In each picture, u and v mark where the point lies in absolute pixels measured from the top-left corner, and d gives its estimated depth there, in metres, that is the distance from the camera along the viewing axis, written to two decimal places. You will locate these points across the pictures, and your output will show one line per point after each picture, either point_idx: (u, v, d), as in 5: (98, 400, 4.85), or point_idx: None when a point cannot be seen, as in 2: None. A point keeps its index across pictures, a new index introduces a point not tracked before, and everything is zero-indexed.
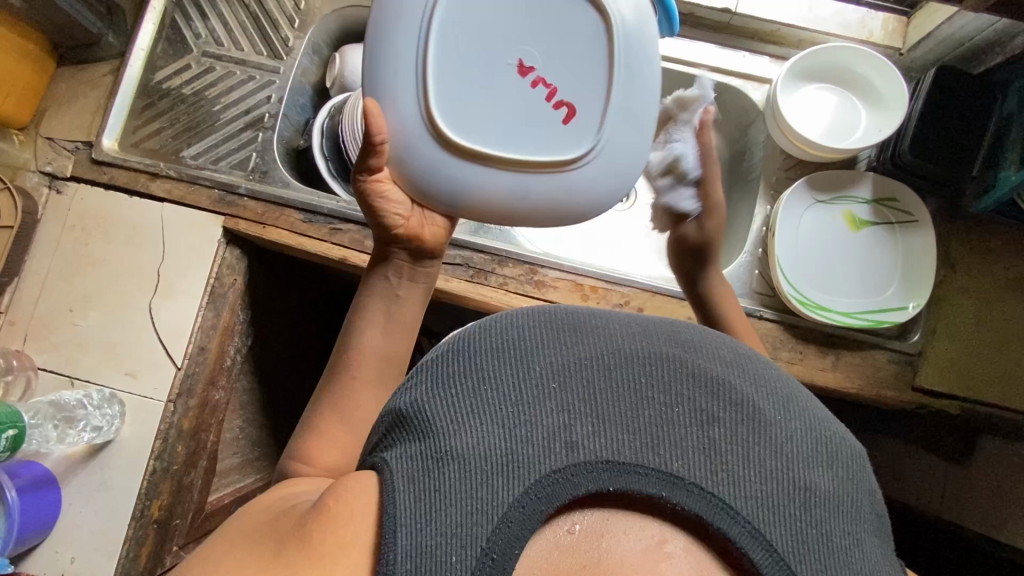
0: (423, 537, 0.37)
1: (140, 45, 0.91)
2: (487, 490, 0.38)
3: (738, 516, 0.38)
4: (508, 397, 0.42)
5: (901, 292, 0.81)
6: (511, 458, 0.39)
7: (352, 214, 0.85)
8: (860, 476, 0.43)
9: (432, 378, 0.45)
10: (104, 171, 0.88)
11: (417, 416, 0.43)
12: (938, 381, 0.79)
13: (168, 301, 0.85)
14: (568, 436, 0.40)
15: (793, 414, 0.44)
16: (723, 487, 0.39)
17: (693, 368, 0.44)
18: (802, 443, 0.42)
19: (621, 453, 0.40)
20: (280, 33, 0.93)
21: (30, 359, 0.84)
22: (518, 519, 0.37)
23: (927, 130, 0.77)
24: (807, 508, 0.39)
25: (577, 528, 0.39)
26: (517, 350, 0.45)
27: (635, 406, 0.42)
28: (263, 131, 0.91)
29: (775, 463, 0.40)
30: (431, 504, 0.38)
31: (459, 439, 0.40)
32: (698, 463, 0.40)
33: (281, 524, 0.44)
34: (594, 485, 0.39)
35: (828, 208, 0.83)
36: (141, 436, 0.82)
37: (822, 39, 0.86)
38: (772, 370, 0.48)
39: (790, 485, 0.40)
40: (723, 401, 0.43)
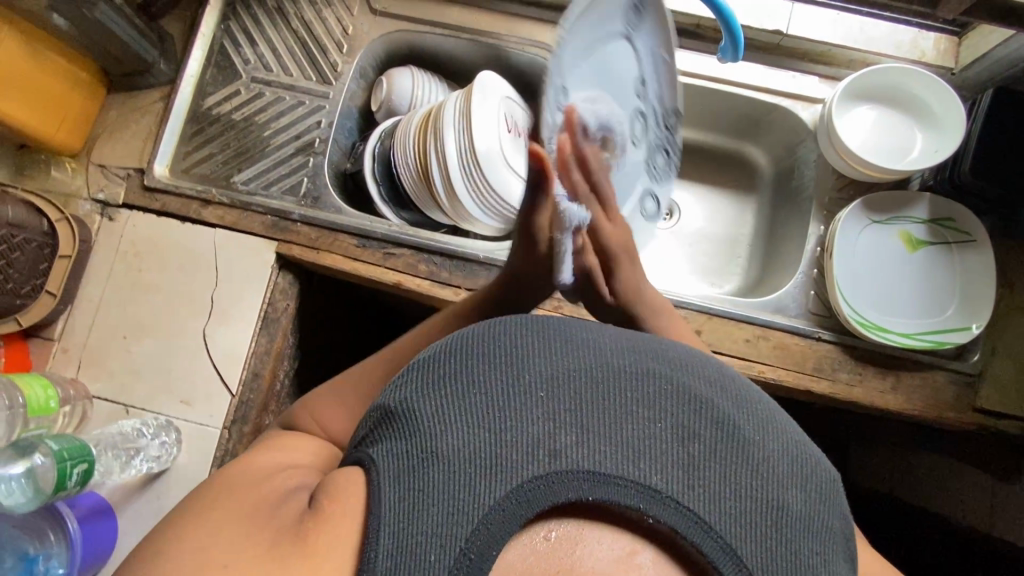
0: (405, 536, 0.37)
1: (190, 71, 0.92)
2: (468, 492, 0.38)
3: (710, 531, 0.39)
4: (494, 402, 0.41)
5: (961, 312, 0.80)
6: (494, 463, 0.39)
7: (407, 238, 0.85)
8: (833, 498, 0.44)
9: (420, 377, 0.44)
10: (156, 198, 0.88)
11: (406, 414, 0.42)
12: (1000, 402, 0.79)
13: (223, 327, 0.85)
14: (552, 443, 0.40)
15: (773, 435, 0.44)
16: (698, 501, 0.39)
17: (682, 384, 0.44)
18: (779, 464, 0.42)
19: (602, 463, 0.39)
20: (329, 57, 0.94)
21: (85, 388, 0.83)
22: (497, 522, 0.37)
23: (985, 151, 0.77)
24: (778, 528, 0.40)
25: (552, 536, 0.39)
26: (506, 356, 0.44)
27: (620, 417, 0.42)
28: (314, 156, 0.91)
29: (751, 482, 0.41)
30: (415, 504, 0.38)
31: (446, 441, 0.39)
32: (676, 477, 0.40)
33: (278, 514, 0.41)
34: (573, 494, 0.38)
35: (883, 228, 0.83)
36: (197, 464, 0.81)
37: (874, 60, 0.86)
38: (757, 392, 0.48)
39: (762, 504, 0.40)
40: (706, 419, 0.43)
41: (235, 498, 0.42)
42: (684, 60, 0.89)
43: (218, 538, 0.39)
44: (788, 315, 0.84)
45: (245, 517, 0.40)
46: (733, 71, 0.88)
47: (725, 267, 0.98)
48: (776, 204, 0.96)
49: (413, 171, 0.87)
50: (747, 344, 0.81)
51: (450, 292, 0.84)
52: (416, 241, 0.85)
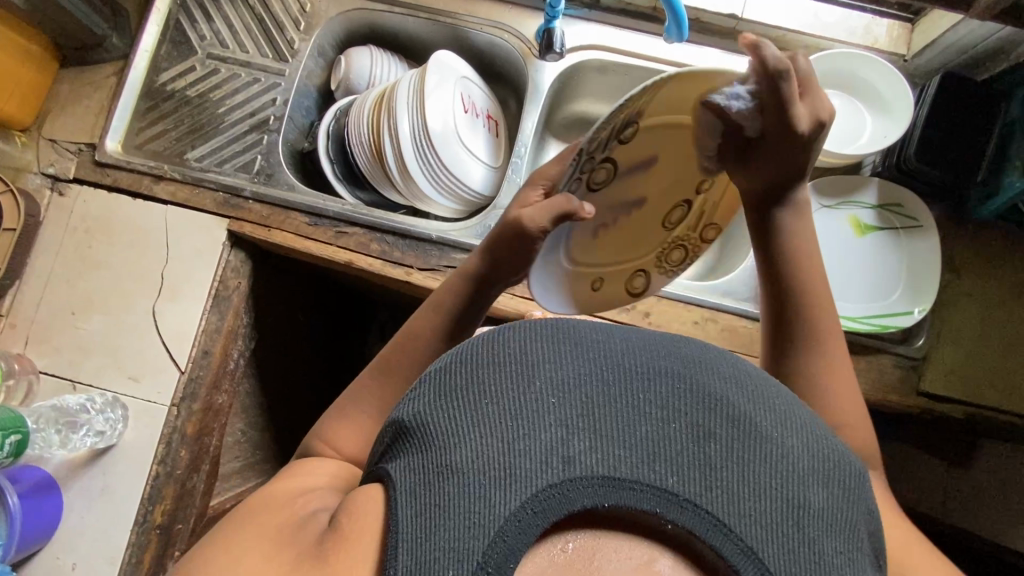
0: (423, 552, 0.36)
1: (145, 46, 0.91)
2: (482, 503, 0.37)
3: (732, 534, 0.37)
4: (505, 410, 0.41)
5: (907, 297, 0.81)
6: (508, 473, 0.38)
7: (358, 217, 0.85)
8: (857, 493, 0.42)
9: (432, 390, 0.44)
10: (107, 173, 0.87)
11: (420, 428, 0.42)
12: (943, 386, 0.79)
13: (173, 304, 0.84)
14: (565, 450, 0.39)
15: (791, 430, 0.42)
16: (718, 504, 0.38)
17: (693, 383, 0.43)
18: (799, 459, 0.41)
19: (616, 468, 0.38)
20: (285, 35, 0.93)
21: (31, 363, 0.83)
22: (513, 532, 0.36)
23: (932, 136, 0.78)
24: (801, 527, 0.38)
25: (571, 546, 0.37)
26: (517, 361, 0.43)
27: (633, 421, 0.41)
28: (268, 133, 0.90)
29: (771, 481, 0.39)
30: (431, 518, 0.37)
31: (459, 453, 0.39)
32: (694, 478, 0.39)
33: (299, 537, 0.44)
34: (590, 501, 0.37)
35: (833, 213, 0.84)
36: (144, 440, 0.81)
37: (827, 46, 0.87)
38: (775, 386, 0.46)
39: (784, 503, 0.39)
40: (720, 417, 0.41)
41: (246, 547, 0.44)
42: (639, 43, 0.89)
43: (244, 562, 0.43)
44: (737, 298, 0.84)
45: (269, 541, 0.44)
46: (689, 54, 0.88)
47: None
48: None
49: (367, 150, 0.87)
50: (695, 325, 0.82)
51: (402, 271, 0.84)
52: (368, 221, 0.85)
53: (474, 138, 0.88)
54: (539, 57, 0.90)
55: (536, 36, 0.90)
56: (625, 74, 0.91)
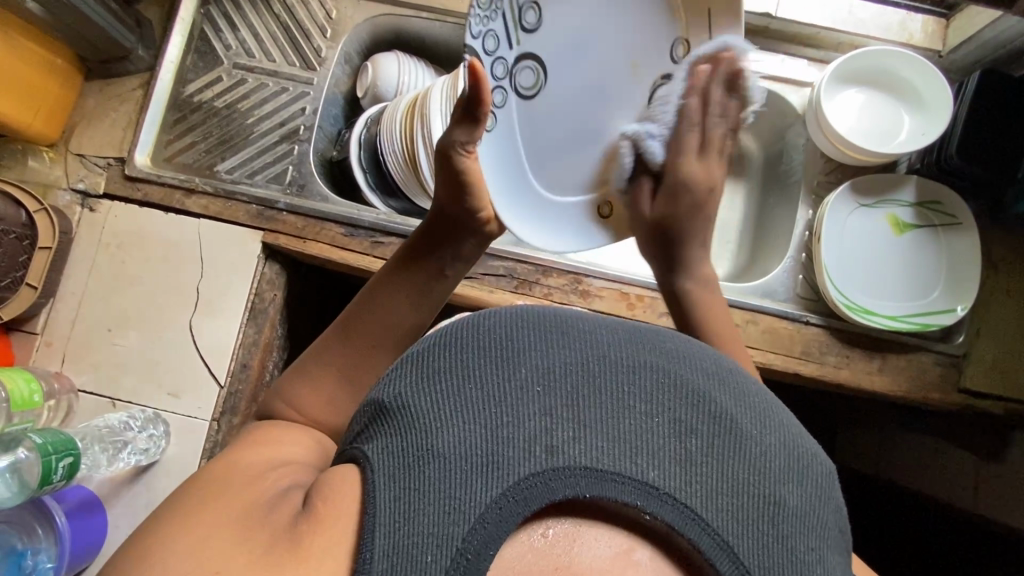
0: (400, 537, 0.36)
1: (170, 57, 0.89)
2: (463, 490, 0.37)
3: (709, 528, 0.38)
4: (490, 397, 0.41)
5: (947, 295, 0.81)
6: (490, 461, 0.38)
7: (394, 226, 0.84)
8: (831, 493, 0.43)
9: (415, 373, 0.43)
10: (137, 187, 0.87)
11: (400, 410, 0.41)
12: (983, 382, 0.80)
13: (210, 318, 0.84)
14: (549, 439, 0.39)
15: (771, 428, 0.43)
16: (696, 498, 0.39)
17: (679, 378, 0.43)
18: (778, 458, 0.42)
19: (599, 459, 0.39)
20: (312, 42, 0.92)
21: (70, 381, 0.82)
22: (493, 519, 0.36)
23: (973, 134, 0.77)
24: (776, 524, 0.39)
25: (550, 533, 0.38)
26: (505, 350, 0.43)
27: (617, 413, 0.41)
28: (299, 143, 0.90)
29: (749, 477, 0.40)
30: (408, 502, 0.37)
31: (441, 437, 0.39)
32: (675, 473, 0.39)
33: (270, 517, 0.39)
34: (571, 491, 0.38)
35: (871, 211, 0.83)
36: (187, 455, 0.81)
37: (862, 42, 0.86)
38: (756, 384, 0.47)
39: (761, 500, 0.39)
40: (703, 413, 0.42)
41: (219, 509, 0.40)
42: None
43: (207, 544, 0.37)
44: (776, 299, 0.84)
45: (236, 521, 0.39)
46: None
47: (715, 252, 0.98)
48: (763, 189, 0.97)
49: (400, 159, 0.86)
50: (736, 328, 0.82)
51: None
52: (404, 230, 0.84)
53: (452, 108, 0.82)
54: None
55: None
56: None
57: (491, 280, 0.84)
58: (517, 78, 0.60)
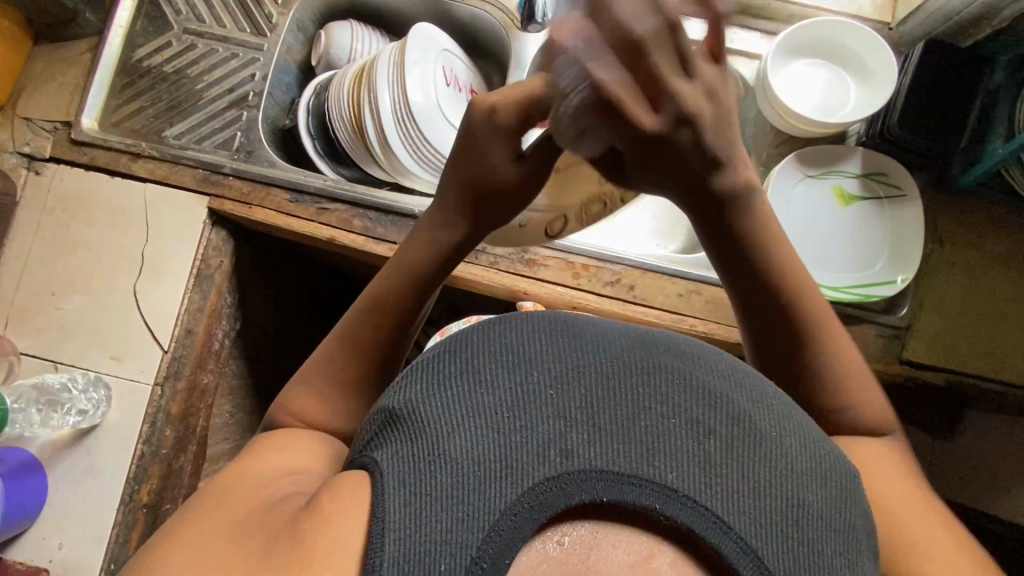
0: (411, 545, 0.36)
1: (119, 22, 0.89)
2: (476, 497, 0.37)
3: (732, 533, 0.37)
4: (503, 402, 0.41)
5: (890, 266, 0.81)
6: (504, 466, 0.38)
7: (340, 192, 0.84)
8: (855, 495, 0.43)
9: (425, 378, 0.44)
10: (83, 151, 0.86)
11: (409, 415, 0.41)
12: (926, 354, 0.80)
13: (155, 283, 0.84)
14: (563, 442, 0.39)
15: (791, 430, 0.43)
16: (718, 501, 0.38)
17: (693, 378, 0.44)
18: (800, 459, 0.42)
19: (616, 462, 0.38)
20: (263, 8, 0.91)
21: (11, 344, 0.82)
22: (509, 527, 0.36)
23: (915, 103, 0.77)
24: (800, 528, 0.39)
25: (567, 541, 0.37)
26: (515, 353, 0.44)
27: (632, 415, 0.41)
28: (248, 109, 0.89)
29: (770, 479, 0.40)
30: (421, 508, 0.37)
31: (452, 443, 0.39)
32: (695, 475, 0.39)
33: (270, 516, 0.43)
34: (588, 495, 0.37)
35: (818, 182, 0.83)
36: (129, 419, 0.81)
37: (812, 14, 0.86)
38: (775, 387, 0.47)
39: (785, 503, 0.39)
40: (721, 414, 0.42)
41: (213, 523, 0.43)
42: None
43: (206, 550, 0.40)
44: None
45: (235, 530, 0.42)
46: None
47: (671, 227, 0.98)
48: None
49: (347, 125, 0.86)
50: (680, 298, 0.82)
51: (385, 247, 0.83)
52: (349, 196, 0.84)
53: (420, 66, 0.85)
54: (522, 28, 0.88)
55: (518, 7, 0.88)
56: None
57: None
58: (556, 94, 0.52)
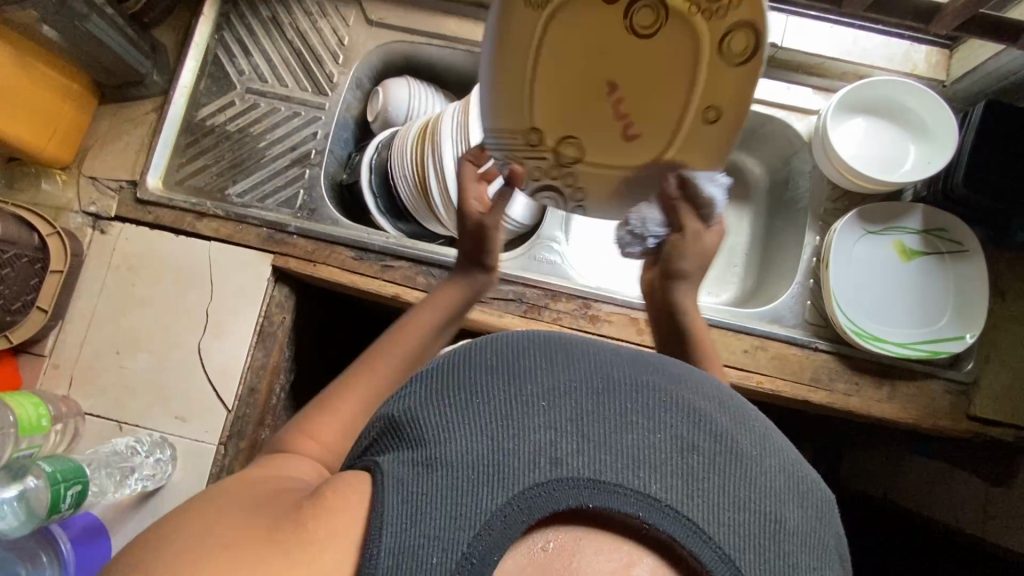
0: (407, 537, 0.35)
1: (184, 82, 0.91)
2: (470, 498, 0.37)
3: (711, 542, 0.37)
4: (497, 408, 0.41)
5: (955, 322, 0.81)
6: (497, 470, 0.38)
7: (404, 251, 0.85)
8: (828, 515, 0.43)
9: (425, 388, 0.44)
10: (148, 211, 0.87)
11: (407, 422, 0.41)
12: (994, 410, 0.80)
13: (219, 341, 0.84)
14: (553, 451, 0.39)
15: (769, 450, 0.43)
16: (699, 512, 0.38)
17: (678, 397, 0.44)
18: (778, 478, 0.42)
19: (603, 471, 0.38)
20: (324, 68, 0.93)
21: (76, 405, 0.82)
22: (498, 527, 0.36)
23: (979, 164, 0.78)
24: (776, 540, 0.39)
25: (551, 545, 0.37)
26: (509, 365, 0.44)
27: (619, 428, 0.41)
28: (310, 167, 0.90)
29: (749, 494, 0.40)
30: (416, 506, 0.36)
31: (447, 446, 0.39)
32: (677, 486, 0.39)
33: (274, 505, 0.41)
34: (574, 500, 0.37)
35: (878, 238, 0.84)
36: (194, 480, 0.80)
37: (867, 72, 0.87)
38: (755, 410, 0.48)
39: (761, 517, 0.39)
40: (705, 431, 0.42)
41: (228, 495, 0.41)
42: None
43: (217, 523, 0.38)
44: (784, 325, 0.84)
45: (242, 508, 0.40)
46: None
47: (721, 276, 0.99)
48: (770, 213, 0.97)
49: (410, 184, 0.87)
50: (745, 354, 0.82)
51: None
52: (414, 254, 0.85)
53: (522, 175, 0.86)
54: None
55: None
56: None
57: (500, 305, 0.84)
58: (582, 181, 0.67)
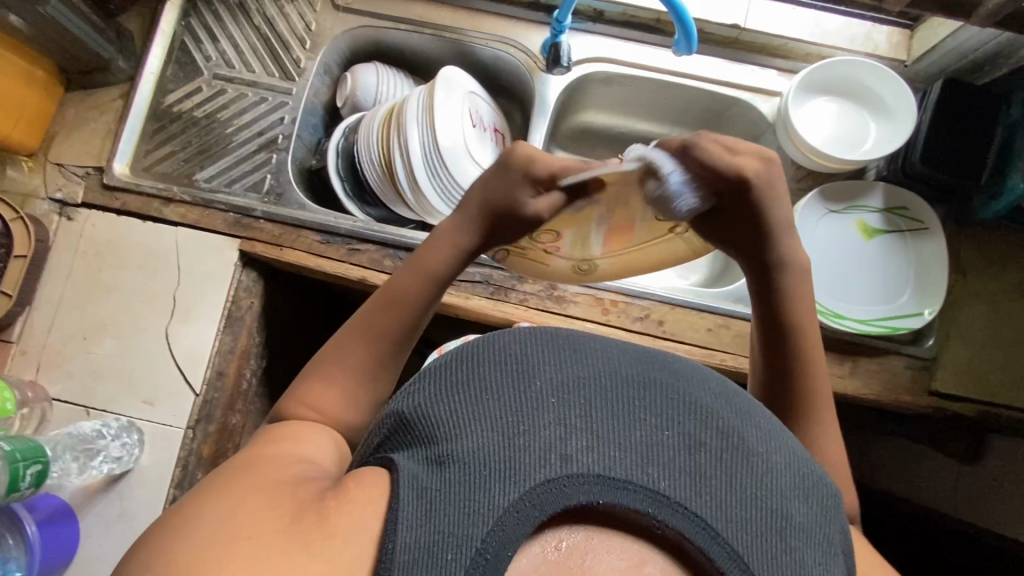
0: (422, 534, 0.36)
1: (151, 68, 0.91)
2: (483, 494, 0.37)
3: (719, 537, 0.38)
4: (508, 407, 0.42)
5: (915, 299, 0.82)
6: (509, 466, 0.38)
7: (371, 234, 0.85)
8: (836, 512, 0.43)
9: (433, 384, 0.46)
10: (115, 197, 0.87)
11: (423, 421, 0.43)
12: (955, 385, 0.80)
13: (186, 326, 0.84)
14: (564, 447, 0.40)
15: (776, 447, 0.43)
16: (707, 507, 0.38)
17: (684, 395, 0.44)
18: (784, 474, 0.42)
19: (612, 468, 0.39)
20: (291, 54, 0.93)
21: (44, 390, 0.82)
22: (510, 524, 0.36)
23: (937, 142, 0.79)
24: (783, 536, 0.39)
25: (563, 544, 0.37)
26: (519, 364, 0.45)
27: (627, 425, 0.42)
28: (277, 152, 0.91)
29: (756, 490, 0.40)
30: (431, 503, 0.38)
31: (461, 444, 0.40)
32: (685, 483, 0.39)
33: (298, 488, 0.42)
34: (584, 497, 0.38)
35: (841, 217, 0.85)
36: (162, 464, 0.81)
37: (829, 52, 0.88)
38: (761, 407, 0.48)
39: (769, 513, 0.39)
40: (711, 428, 0.42)
41: (252, 474, 0.43)
42: (646, 55, 0.90)
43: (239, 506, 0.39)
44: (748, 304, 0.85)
45: (267, 488, 0.42)
46: (696, 65, 0.89)
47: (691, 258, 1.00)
48: None
49: (378, 168, 0.87)
50: (708, 333, 0.83)
51: None
52: (381, 237, 0.85)
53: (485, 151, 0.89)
54: (545, 71, 0.91)
55: (541, 49, 0.90)
56: (630, 86, 0.93)
57: (467, 287, 0.84)
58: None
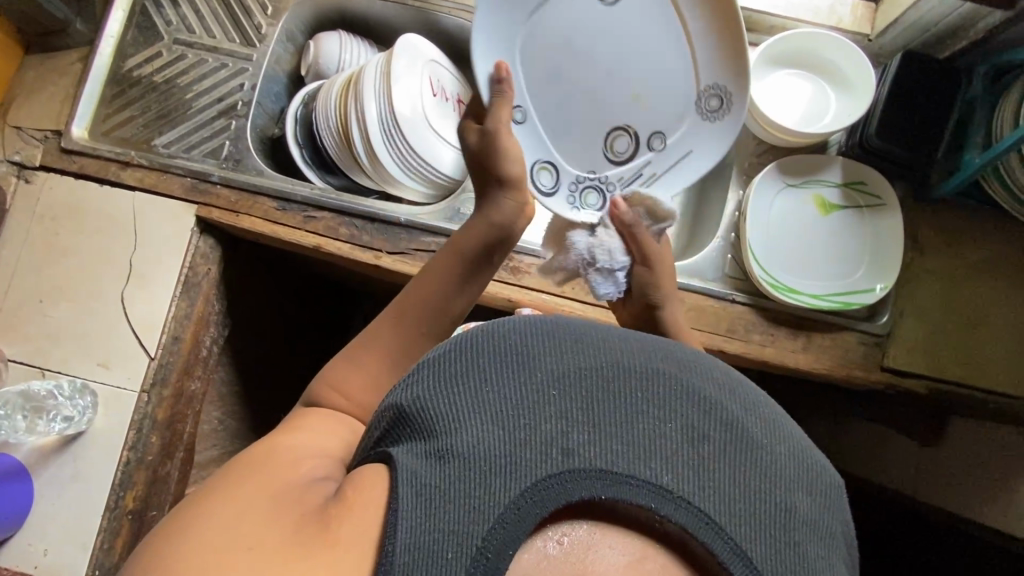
0: (422, 531, 0.35)
1: (110, 32, 0.90)
2: (483, 490, 0.36)
3: (723, 533, 0.36)
4: (509, 399, 0.40)
5: (869, 275, 0.82)
6: (511, 461, 0.37)
7: (327, 201, 0.85)
8: (836, 501, 0.43)
9: (429, 373, 0.43)
10: (72, 160, 0.87)
11: (421, 414, 0.41)
12: (908, 361, 0.80)
13: (142, 290, 0.84)
14: (566, 442, 0.38)
15: (780, 438, 0.42)
16: (711, 502, 0.37)
17: (690, 386, 0.42)
18: (788, 466, 0.41)
19: (615, 462, 0.38)
20: (253, 20, 0.93)
21: None
22: (513, 520, 0.35)
23: (894, 115, 0.78)
24: (787, 529, 0.38)
25: (565, 540, 0.36)
26: (519, 352, 0.42)
27: (629, 418, 0.40)
28: (236, 119, 0.90)
29: (760, 483, 0.39)
30: (430, 499, 0.36)
31: (460, 438, 0.38)
32: (688, 477, 0.38)
33: (299, 499, 0.41)
34: (586, 493, 0.36)
35: (798, 191, 0.84)
36: (116, 427, 0.81)
37: (793, 25, 0.87)
38: (762, 393, 0.47)
39: (773, 507, 0.38)
40: (714, 420, 0.41)
41: (258, 479, 0.42)
42: None
43: (241, 520, 0.38)
44: (705, 278, 0.84)
45: (268, 500, 0.40)
46: None
47: None
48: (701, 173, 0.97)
49: (335, 136, 0.87)
50: None
51: (370, 255, 0.84)
52: (338, 205, 0.85)
53: (447, 120, 0.89)
54: None
55: None
56: None
57: (422, 256, 0.84)
58: (648, 143, 0.76)
